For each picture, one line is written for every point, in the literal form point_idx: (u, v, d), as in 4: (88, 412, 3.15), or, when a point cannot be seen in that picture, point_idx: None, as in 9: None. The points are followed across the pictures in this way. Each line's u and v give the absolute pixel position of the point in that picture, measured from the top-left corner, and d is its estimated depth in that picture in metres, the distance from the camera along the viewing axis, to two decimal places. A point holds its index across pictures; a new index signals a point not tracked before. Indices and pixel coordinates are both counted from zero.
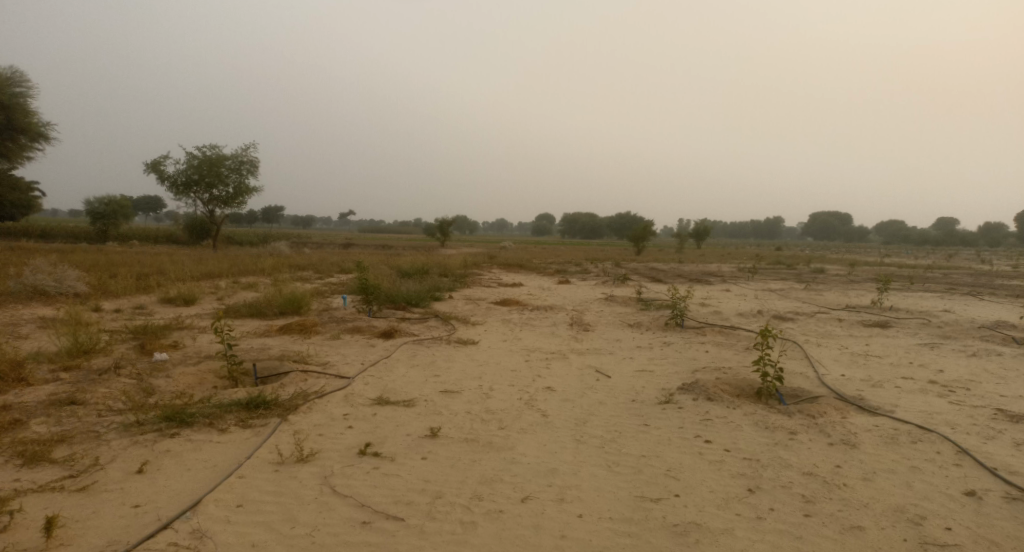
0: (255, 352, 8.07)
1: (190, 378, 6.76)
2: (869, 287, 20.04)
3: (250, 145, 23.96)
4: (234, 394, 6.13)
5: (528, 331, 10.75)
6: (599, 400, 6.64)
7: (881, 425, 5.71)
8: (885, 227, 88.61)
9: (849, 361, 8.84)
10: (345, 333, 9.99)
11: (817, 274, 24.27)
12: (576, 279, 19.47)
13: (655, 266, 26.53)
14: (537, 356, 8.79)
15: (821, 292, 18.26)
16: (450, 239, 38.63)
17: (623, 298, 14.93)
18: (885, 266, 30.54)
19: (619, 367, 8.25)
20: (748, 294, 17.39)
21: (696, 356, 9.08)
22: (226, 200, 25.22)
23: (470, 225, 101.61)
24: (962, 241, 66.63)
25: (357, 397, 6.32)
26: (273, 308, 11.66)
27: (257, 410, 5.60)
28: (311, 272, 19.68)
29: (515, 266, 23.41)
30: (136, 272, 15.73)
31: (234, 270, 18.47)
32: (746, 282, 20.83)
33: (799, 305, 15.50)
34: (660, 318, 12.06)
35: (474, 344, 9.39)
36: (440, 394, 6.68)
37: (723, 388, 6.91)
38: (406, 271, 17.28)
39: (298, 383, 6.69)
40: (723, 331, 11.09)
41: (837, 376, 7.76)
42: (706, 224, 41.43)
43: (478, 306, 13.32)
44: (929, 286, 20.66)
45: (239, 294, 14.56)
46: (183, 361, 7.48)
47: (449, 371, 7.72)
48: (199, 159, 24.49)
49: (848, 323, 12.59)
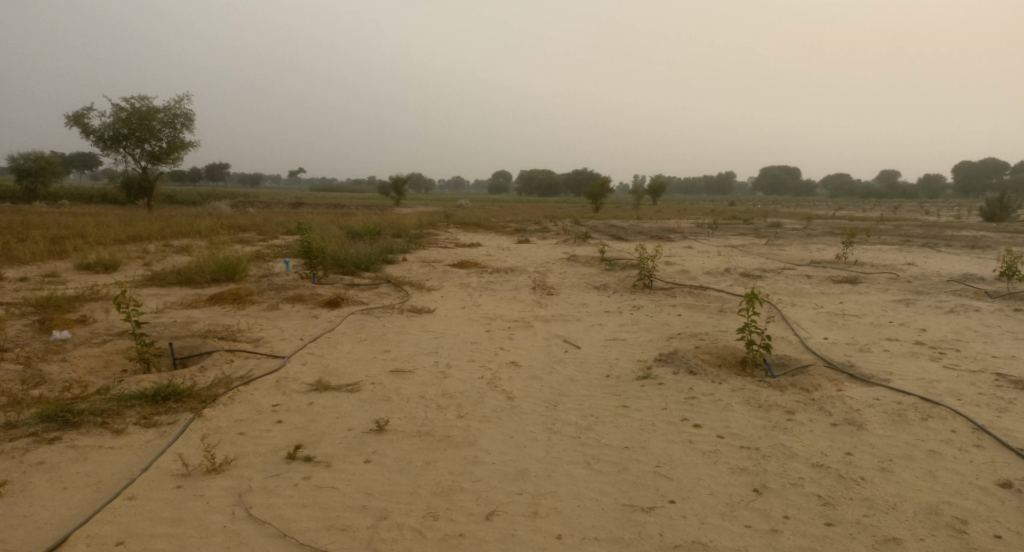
0: (176, 328, 7.08)
1: (92, 362, 5.76)
2: (830, 241, 19.84)
3: (184, 97, 22.16)
4: (141, 383, 5.15)
5: (487, 296, 9.93)
6: (569, 377, 5.91)
7: (883, 399, 5.11)
8: (833, 180, 90.07)
9: (829, 322, 8.30)
10: (285, 302, 9.01)
11: (775, 228, 24.09)
12: (536, 237, 18.69)
13: (614, 223, 25.91)
14: (497, 324, 8.00)
15: (783, 248, 17.83)
16: (404, 197, 37.23)
17: (585, 256, 14.26)
18: (838, 219, 30.58)
19: (588, 336, 7.52)
20: (711, 251, 16.88)
21: (669, 320, 8.42)
22: (160, 157, 23.40)
23: (424, 183, 100.04)
24: (905, 194, 68.31)
25: (291, 381, 5.44)
26: (204, 275, 10.55)
27: (165, 403, 4.67)
28: (253, 233, 18.40)
29: (471, 224, 22.45)
30: (53, 236, 14.25)
31: (166, 232, 17.07)
32: (707, 237, 20.43)
33: (764, 261, 15.03)
34: (626, 279, 11.38)
35: (429, 313, 8.51)
36: (389, 375, 5.84)
37: (705, 359, 6.27)
38: (356, 232, 16.18)
39: (222, 366, 5.75)
40: (694, 292, 10.44)
41: (821, 340, 7.19)
42: (662, 180, 40.88)
43: (433, 268, 12.40)
44: (886, 238, 20.65)
45: (170, 259, 13.29)
46: (87, 341, 6.44)
47: (400, 345, 6.86)
48: (129, 112, 22.51)
49: (818, 280, 12.12)
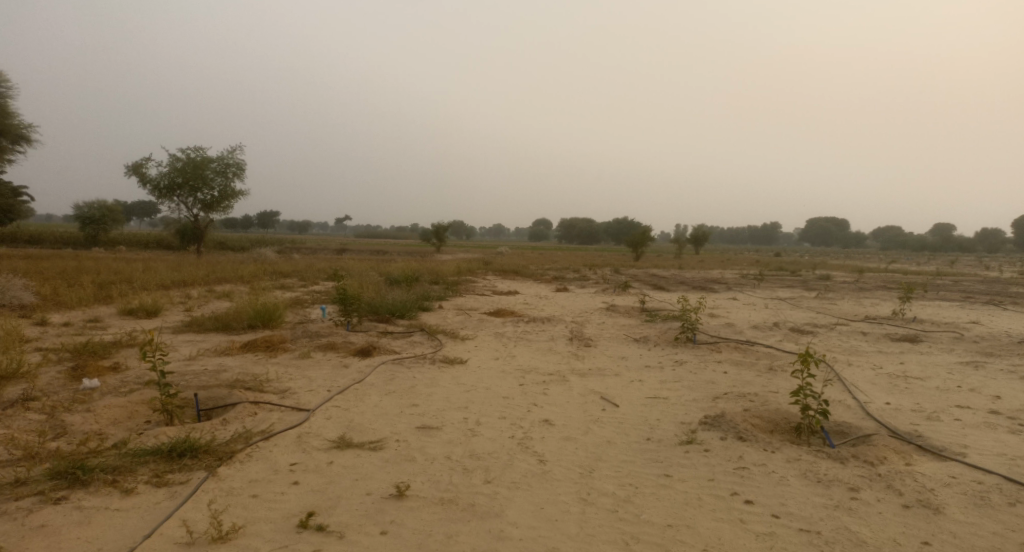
0: (204, 377, 6.94)
1: (116, 412, 5.63)
2: (884, 295, 18.97)
3: (236, 148, 22.86)
4: (159, 436, 4.97)
5: (523, 347, 9.60)
6: (606, 440, 5.51)
7: (959, 477, 4.58)
8: (882, 232, 87.71)
9: (890, 385, 7.68)
10: (317, 350, 8.86)
11: (824, 281, 23.29)
12: (575, 286, 18.37)
13: (656, 272, 25.44)
14: (532, 378, 7.65)
15: (834, 302, 17.08)
16: (444, 244, 37.48)
17: (625, 307, 13.85)
18: (892, 272, 29.47)
19: (627, 393, 7.10)
20: (758, 303, 16.26)
21: (714, 378, 7.93)
22: (211, 205, 24.08)
23: (465, 230, 101.30)
24: (960, 247, 65.88)
25: (313, 438, 5.18)
26: (240, 321, 10.53)
27: (180, 460, 4.47)
28: (294, 279, 18.56)
29: (510, 272, 22.27)
30: (101, 280, 14.57)
31: (210, 277, 17.34)
32: (753, 289, 19.76)
33: (814, 315, 14.36)
34: (668, 332, 10.92)
35: (462, 364, 8.22)
36: (416, 431, 5.54)
37: (756, 425, 5.79)
38: (394, 279, 16.11)
39: (244, 419, 5.54)
40: (740, 347, 9.91)
41: (883, 405, 6.61)
42: (704, 229, 40.25)
43: (469, 317, 12.16)
44: (945, 294, 19.67)
45: (210, 304, 13.41)
46: (114, 389, 6.34)
47: (430, 399, 6.57)
48: (183, 162, 23.32)
49: (874, 338, 11.44)
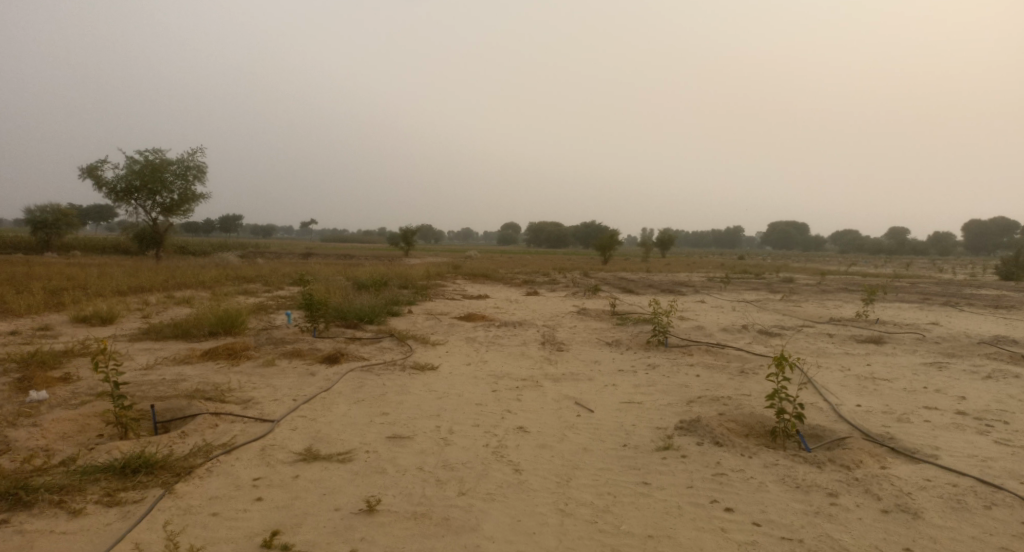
0: (162, 388, 6.63)
1: (66, 426, 5.32)
2: (847, 297, 19.32)
3: (197, 150, 22.25)
4: (112, 451, 4.70)
5: (494, 352, 9.46)
6: (582, 447, 5.39)
7: (934, 480, 4.58)
8: (841, 236, 89.92)
9: (859, 386, 7.73)
10: (282, 357, 8.59)
11: (789, 283, 23.65)
12: (545, 290, 18.28)
13: (625, 276, 25.55)
14: (505, 383, 7.50)
15: (799, 304, 17.31)
16: (412, 248, 37.10)
17: (596, 310, 13.81)
18: (852, 275, 30.13)
19: (601, 398, 7.00)
20: (726, 306, 16.38)
21: (687, 382, 7.89)
22: (170, 208, 23.40)
23: (434, 234, 100.77)
24: (915, 250, 67.88)
25: (278, 450, 4.96)
26: (201, 328, 10.17)
27: (134, 477, 4.22)
28: (258, 284, 18.09)
29: (479, 276, 22.10)
30: (52, 287, 13.97)
31: (170, 282, 16.79)
32: (720, 292, 19.95)
33: (781, 318, 14.52)
34: (640, 336, 10.88)
35: (432, 370, 8.03)
36: (386, 441, 5.35)
37: (731, 430, 5.74)
38: (361, 283, 15.81)
39: (204, 432, 5.29)
40: (711, 350, 9.92)
41: (855, 408, 6.64)
42: (670, 233, 40.65)
43: (439, 322, 11.97)
44: (905, 296, 20.14)
45: (170, 311, 12.96)
46: (64, 402, 6.00)
47: (400, 407, 6.38)
48: (141, 164, 22.61)
49: (840, 339, 11.59)
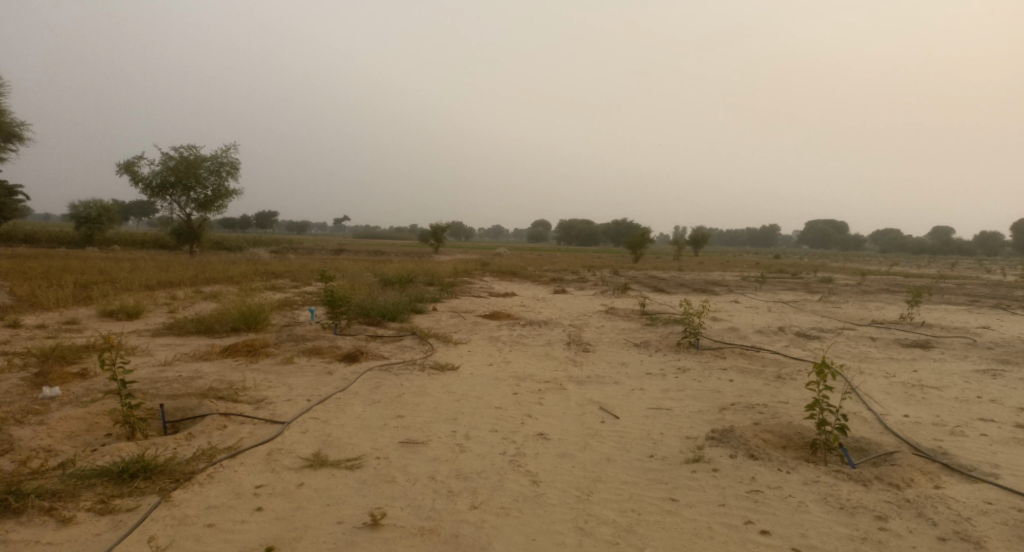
0: (176, 386, 6.48)
1: (73, 425, 5.20)
2: (890, 299, 18.52)
3: (230, 147, 22.33)
4: (114, 453, 4.55)
5: (518, 352, 9.16)
6: (605, 457, 5.06)
7: (996, 504, 4.15)
8: (881, 235, 87.45)
9: (905, 394, 7.24)
10: (301, 355, 8.41)
11: (828, 284, 22.84)
12: (573, 288, 17.90)
13: (656, 274, 25.03)
14: (527, 386, 7.19)
15: (839, 306, 16.62)
16: (441, 245, 37.01)
17: (625, 310, 13.41)
18: (894, 275, 29.09)
19: (627, 403, 6.64)
20: (761, 307, 15.81)
21: (720, 387, 7.48)
22: (204, 204, 23.61)
23: (464, 231, 101.08)
24: (959, 250, 65.63)
25: (284, 455, 4.73)
26: (223, 324, 10.07)
27: (131, 482, 4.06)
28: (286, 280, 18.08)
29: (507, 273, 21.81)
30: (84, 281, 14.08)
31: (199, 277, 16.87)
32: (755, 292, 19.32)
33: (820, 320, 13.91)
34: (670, 337, 10.46)
35: (453, 371, 7.76)
36: (399, 447, 5.09)
37: (767, 441, 5.34)
38: (387, 280, 15.64)
39: (212, 433, 5.10)
40: (746, 353, 9.45)
41: (902, 419, 6.16)
42: (703, 231, 39.81)
43: (463, 320, 11.71)
44: (951, 298, 19.25)
45: (196, 306, 12.97)
46: (75, 399, 5.88)
47: (416, 409, 6.12)
48: (176, 160, 22.82)
49: (883, 343, 11.00)
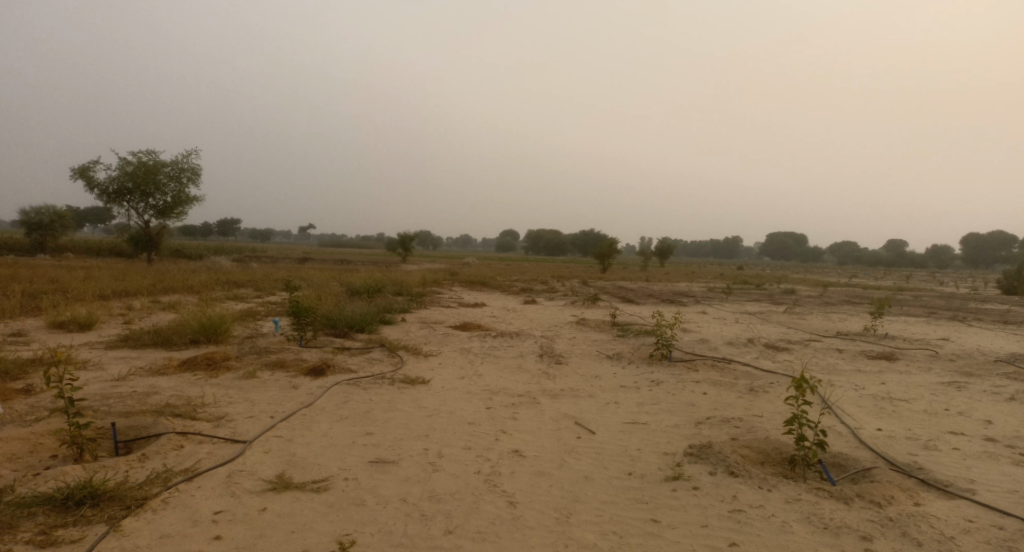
0: (129, 402, 6.14)
1: (15, 446, 4.85)
2: (853, 310, 18.82)
3: (191, 152, 21.74)
4: (59, 477, 4.24)
5: (489, 364, 8.97)
6: (583, 475, 4.91)
7: (976, 521, 4.12)
8: (840, 247, 89.64)
9: (877, 407, 7.26)
10: (265, 368, 8.09)
11: (792, 295, 23.17)
12: (543, 299, 17.80)
13: (625, 285, 25.10)
14: (500, 400, 7.01)
15: (804, 317, 16.81)
16: (409, 254, 36.61)
17: (595, 321, 13.32)
18: (855, 287, 29.71)
19: (603, 418, 6.51)
20: (729, 318, 15.90)
21: (694, 400, 7.40)
22: (163, 210, 22.91)
23: (431, 240, 100.58)
24: (914, 262, 67.59)
25: (246, 477, 4.47)
26: (182, 336, 9.67)
27: (77, 511, 3.77)
28: (249, 289, 17.59)
29: (476, 283, 21.61)
30: (33, 290, 13.44)
31: (157, 286, 16.28)
32: (722, 303, 19.47)
33: (787, 331, 14.03)
34: (642, 349, 10.39)
35: (423, 384, 7.53)
36: (368, 467, 4.86)
37: (746, 457, 5.26)
38: (354, 290, 15.30)
39: (167, 454, 4.81)
40: (718, 366, 9.43)
41: (876, 432, 6.15)
42: (669, 242, 40.18)
43: (432, 331, 11.47)
44: (911, 309, 19.65)
45: (153, 316, 12.48)
46: (18, 418, 5.50)
47: (386, 426, 5.89)
48: (135, 166, 22.12)
49: (850, 355, 11.10)
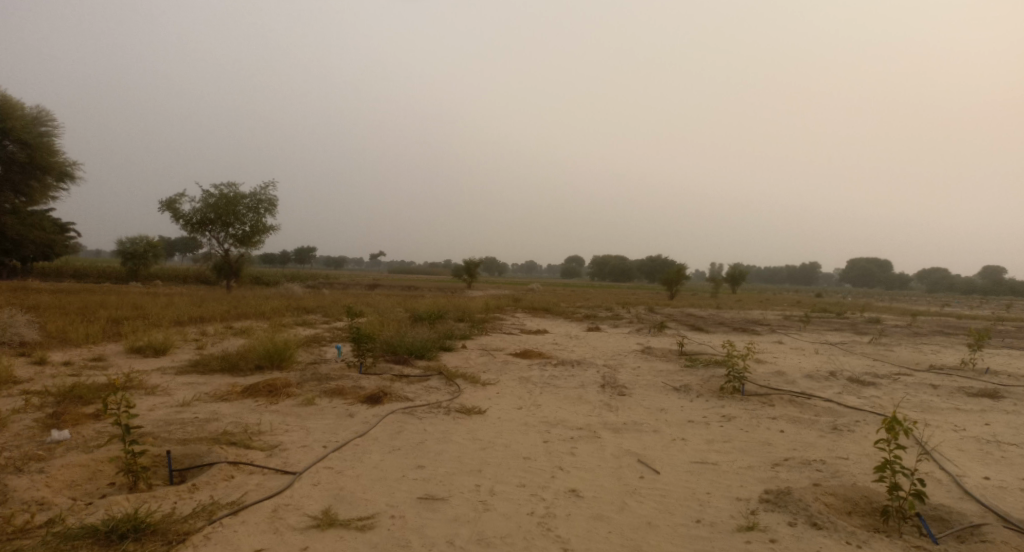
0: (188, 429, 6.16)
1: (75, 471, 4.91)
2: (946, 341, 17.41)
3: (269, 184, 22.52)
4: (107, 508, 4.23)
5: (550, 394, 8.63)
6: (645, 521, 4.52)
7: None
8: (927, 274, 84.46)
9: (981, 452, 6.49)
10: (323, 395, 8.05)
11: (876, 324, 21.73)
12: (608, 326, 17.31)
13: (694, 312, 24.22)
14: (559, 434, 6.66)
15: (891, 348, 15.64)
16: (475, 281, 36.72)
17: (662, 350, 12.78)
18: (947, 316, 27.63)
19: (668, 456, 6.07)
20: (807, 349, 14.96)
21: (770, 439, 6.83)
22: (242, 240, 23.79)
23: (498, 267, 101.23)
24: (1012, 290, 62.84)
25: (291, 512, 4.33)
26: (248, 361, 9.80)
27: (118, 546, 3.73)
28: (317, 316, 17.90)
29: (540, 310, 21.32)
30: (116, 316, 14.06)
31: (231, 312, 16.79)
32: (799, 332, 18.42)
33: (872, 364, 13.04)
34: (712, 381, 9.80)
35: (480, 415, 7.28)
36: (417, 504, 4.64)
37: (830, 506, 4.73)
38: (417, 316, 15.30)
39: (216, 485, 4.73)
40: (796, 400, 8.77)
41: (983, 481, 5.46)
42: (741, 268, 38.72)
43: (493, 359, 11.24)
44: (1013, 342, 18.01)
45: (225, 342, 12.80)
46: (83, 443, 5.59)
47: (439, 459, 5.66)
48: (216, 198, 23.11)
49: (946, 392, 10.13)
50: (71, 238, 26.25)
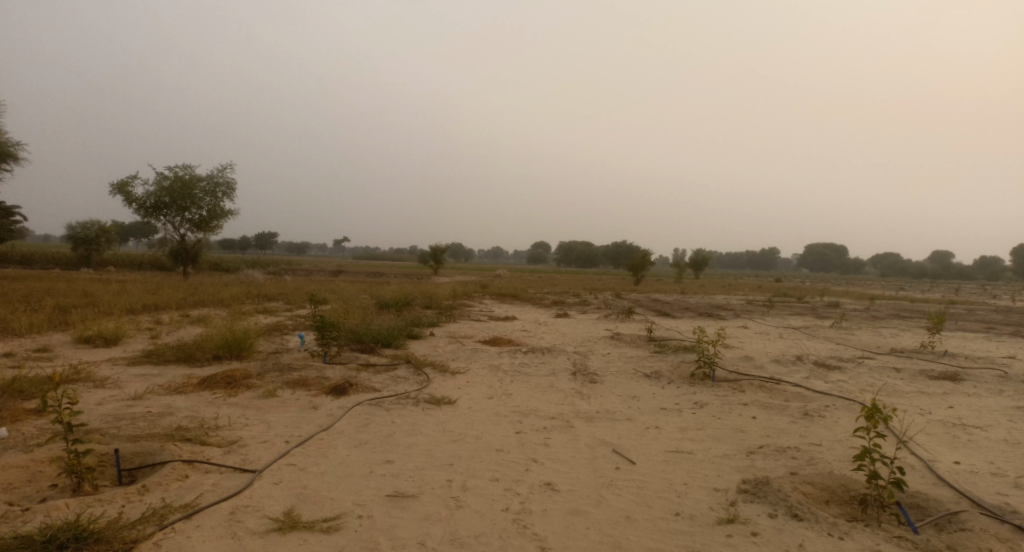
0: (140, 425, 5.80)
1: (12, 473, 4.55)
2: (904, 325, 17.78)
3: (227, 166, 21.73)
4: (46, 514, 3.90)
5: (520, 383, 8.45)
6: (623, 515, 4.38)
7: None
8: (881, 259, 86.87)
9: (949, 435, 6.53)
10: (285, 386, 7.72)
11: (837, 309, 22.11)
12: (575, 312, 17.22)
13: (660, 298, 24.32)
14: (531, 424, 6.48)
15: (852, 332, 15.88)
16: (440, 267, 36.29)
17: (631, 336, 12.71)
18: (903, 300, 28.30)
19: (643, 445, 5.94)
20: (772, 333, 15.08)
21: (743, 426, 6.77)
22: (199, 224, 22.99)
23: (463, 252, 100.71)
24: (960, 274, 65.04)
25: (250, 514, 4.06)
26: (205, 351, 9.38)
27: None
28: (278, 303, 17.38)
29: (506, 296, 21.10)
30: (64, 304, 13.39)
31: (187, 300, 16.18)
32: (764, 317, 18.61)
33: (836, 347, 13.20)
34: (682, 367, 9.74)
35: (450, 405, 7.06)
36: (386, 502, 4.41)
37: (809, 496, 4.66)
38: (382, 303, 14.94)
39: (168, 486, 4.42)
40: (766, 386, 8.77)
41: (955, 467, 5.46)
42: (704, 254, 39.13)
43: (461, 346, 11.01)
44: (967, 325, 18.48)
45: (181, 331, 12.29)
46: (23, 442, 5.20)
47: (408, 452, 5.43)
48: (171, 181, 22.23)
49: (909, 375, 10.26)
50: (16, 222, 25.01)
